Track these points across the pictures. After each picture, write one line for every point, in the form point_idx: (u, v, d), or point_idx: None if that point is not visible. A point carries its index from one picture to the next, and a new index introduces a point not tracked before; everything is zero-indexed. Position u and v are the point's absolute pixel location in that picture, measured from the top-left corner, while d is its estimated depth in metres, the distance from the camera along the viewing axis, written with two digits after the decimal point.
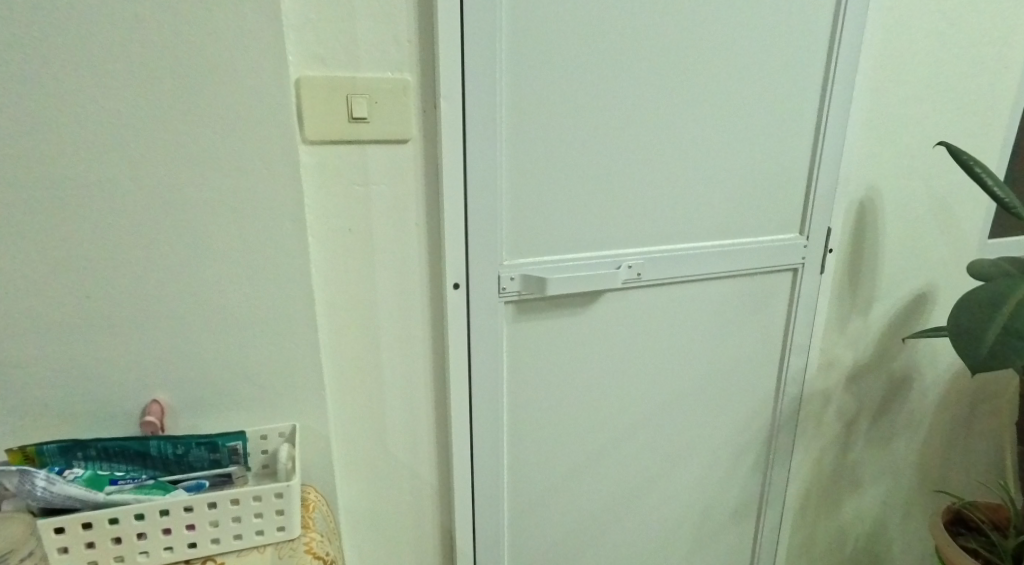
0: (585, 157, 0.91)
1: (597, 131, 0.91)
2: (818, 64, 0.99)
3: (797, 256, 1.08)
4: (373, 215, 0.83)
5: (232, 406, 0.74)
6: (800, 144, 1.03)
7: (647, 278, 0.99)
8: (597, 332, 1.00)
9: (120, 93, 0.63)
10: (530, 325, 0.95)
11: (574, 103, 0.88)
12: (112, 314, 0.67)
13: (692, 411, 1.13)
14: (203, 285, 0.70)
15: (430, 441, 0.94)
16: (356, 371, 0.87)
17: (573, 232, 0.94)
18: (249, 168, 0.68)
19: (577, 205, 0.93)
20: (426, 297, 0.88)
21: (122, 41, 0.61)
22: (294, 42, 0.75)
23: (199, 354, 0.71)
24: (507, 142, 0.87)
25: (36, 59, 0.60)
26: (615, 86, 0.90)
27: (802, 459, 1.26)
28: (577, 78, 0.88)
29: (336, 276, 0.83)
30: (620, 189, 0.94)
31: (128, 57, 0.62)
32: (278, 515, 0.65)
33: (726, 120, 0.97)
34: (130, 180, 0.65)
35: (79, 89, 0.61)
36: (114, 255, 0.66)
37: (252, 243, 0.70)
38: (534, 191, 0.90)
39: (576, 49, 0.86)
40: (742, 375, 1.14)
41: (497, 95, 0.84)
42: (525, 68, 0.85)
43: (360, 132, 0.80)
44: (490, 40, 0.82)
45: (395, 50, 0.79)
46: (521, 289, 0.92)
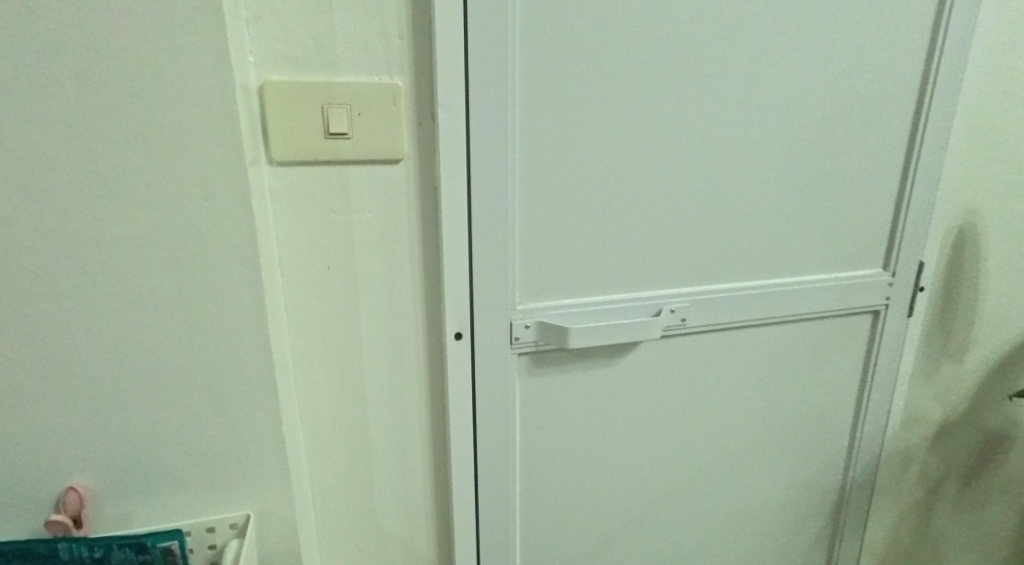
0: (619, 178, 0.75)
1: (634, 147, 0.74)
2: (914, 61, 0.80)
3: (879, 296, 0.89)
4: (356, 250, 0.68)
5: (170, 492, 0.59)
6: (887, 161, 0.84)
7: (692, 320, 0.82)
8: (629, 388, 0.83)
9: (18, 104, 0.49)
10: (550, 379, 0.79)
11: (606, 113, 0.72)
12: (14, 382, 0.53)
13: (744, 476, 0.94)
14: (133, 343, 0.56)
15: (428, 517, 0.79)
16: (335, 436, 0.72)
17: (602, 270, 0.77)
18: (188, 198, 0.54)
19: (608, 235, 0.76)
20: (421, 347, 0.73)
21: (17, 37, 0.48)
22: (255, 40, 0.60)
23: (128, 430, 0.57)
24: (522, 161, 0.71)
25: None
26: (657, 91, 0.73)
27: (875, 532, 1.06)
28: (610, 83, 0.71)
29: (311, 325, 0.68)
30: (662, 216, 0.77)
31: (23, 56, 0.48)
32: None
33: (795, 131, 0.78)
34: (33, 214, 0.51)
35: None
36: (16, 307, 0.52)
37: (192, 292, 0.56)
38: (555, 221, 0.74)
39: (609, 47, 0.70)
40: (806, 434, 0.96)
41: (509, 104, 0.68)
42: (545, 70, 0.69)
43: (338, 149, 0.65)
44: (501, 36, 0.66)
45: (382, 48, 0.64)
46: (536, 339, 0.76)
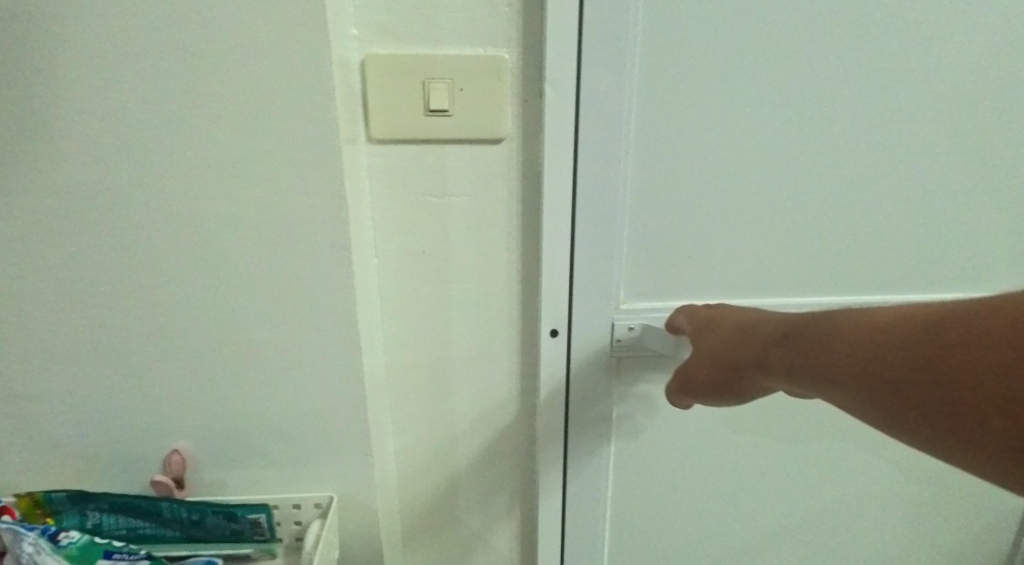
0: (748, 166, 0.65)
1: (771, 132, 0.64)
2: None
3: None
4: (452, 235, 0.65)
5: (261, 464, 0.61)
6: None
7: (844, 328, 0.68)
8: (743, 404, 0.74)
9: (126, 85, 0.50)
10: (654, 386, 0.72)
11: (738, 91, 0.62)
12: (126, 349, 0.57)
13: (886, 523, 0.81)
14: (228, 323, 0.56)
15: (511, 510, 0.77)
16: (421, 421, 0.71)
17: (720, 269, 0.69)
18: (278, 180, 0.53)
19: (734, 233, 0.67)
20: (514, 340, 0.69)
21: (124, 16, 0.48)
22: (358, 10, 0.57)
23: (224, 403, 0.59)
24: (638, 147, 0.64)
25: (29, 41, 0.48)
26: (804, 66, 0.62)
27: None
28: (745, 54, 0.61)
29: (402, 310, 0.67)
30: (810, 216, 0.67)
31: (129, 36, 0.48)
32: None
33: (990, 121, 0.65)
34: (140, 192, 0.52)
35: (77, 81, 0.49)
36: (127, 280, 0.55)
37: (282, 275, 0.55)
38: (674, 215, 0.66)
39: (747, 13, 0.60)
40: (971, 485, 0.80)
41: (626, 79, 0.61)
42: (676, 44, 0.61)
43: (438, 127, 0.60)
44: (623, 7, 0.59)
45: (489, 18, 0.58)
46: (639, 344, 0.69)
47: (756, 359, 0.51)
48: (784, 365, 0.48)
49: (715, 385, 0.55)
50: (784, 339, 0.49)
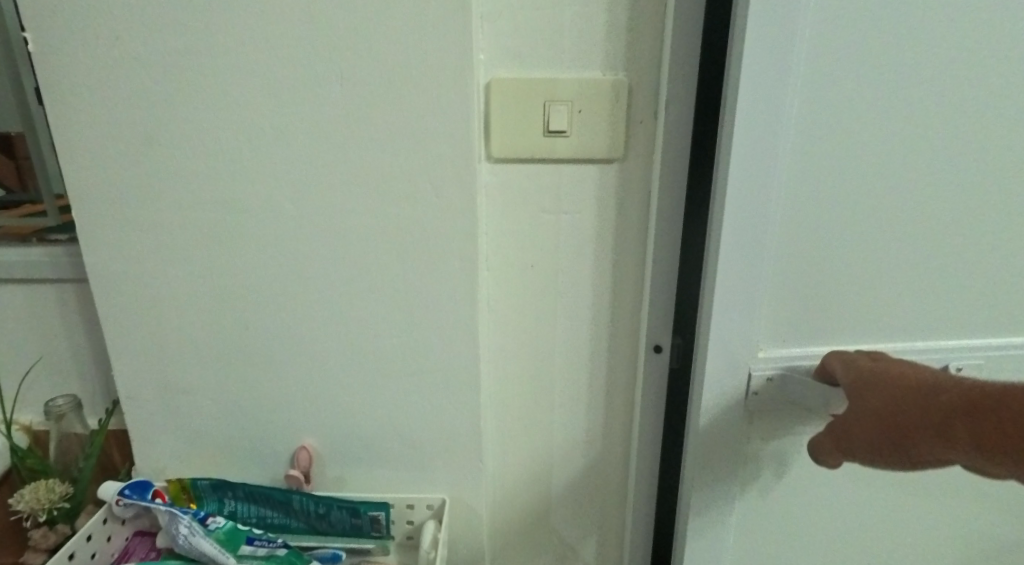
0: (901, 209, 0.60)
1: (926, 175, 0.59)
2: None
3: None
4: (562, 250, 0.67)
5: (380, 462, 0.65)
6: None
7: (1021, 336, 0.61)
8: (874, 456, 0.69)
9: (288, 110, 0.55)
10: (779, 432, 0.70)
11: (897, 132, 0.58)
12: (268, 347, 0.62)
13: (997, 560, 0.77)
14: (364, 323, 0.61)
15: (604, 520, 0.78)
16: (524, 430, 0.73)
17: (860, 310, 0.64)
18: (418, 192, 0.57)
19: (879, 279, 0.63)
20: (616, 354, 0.71)
21: (295, 46, 0.54)
22: (489, 37, 0.60)
23: (351, 402, 0.64)
24: (786, 189, 0.60)
25: (208, 71, 0.54)
26: (969, 103, 0.57)
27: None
28: (909, 92, 0.57)
29: (512, 323, 0.69)
30: (963, 263, 0.62)
31: (295, 62, 0.54)
32: None
33: None
34: (291, 205, 0.58)
35: (248, 102, 0.55)
36: (273, 286, 0.60)
37: (412, 283, 0.60)
38: (819, 261, 0.62)
39: (916, 46, 0.55)
40: None
41: (783, 118, 0.57)
42: (839, 81, 0.56)
43: (555, 147, 0.63)
44: (786, 42, 0.54)
45: (612, 42, 0.60)
46: (776, 394, 0.66)
47: (930, 423, 0.50)
48: (973, 443, 0.47)
49: (879, 452, 0.53)
50: (972, 411, 0.48)
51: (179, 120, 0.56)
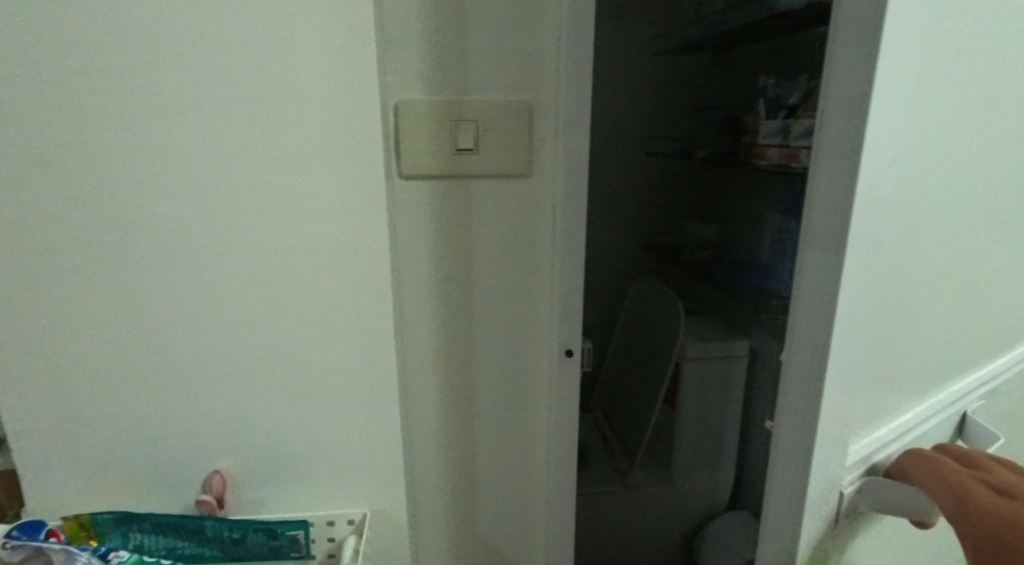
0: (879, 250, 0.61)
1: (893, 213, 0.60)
2: None
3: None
4: (475, 262, 0.70)
5: (299, 480, 0.66)
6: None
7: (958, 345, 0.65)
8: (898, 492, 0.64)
9: (194, 128, 0.56)
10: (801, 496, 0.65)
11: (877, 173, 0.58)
12: (173, 369, 0.60)
13: None
14: (287, 340, 0.62)
15: (530, 529, 0.79)
16: (447, 443, 0.74)
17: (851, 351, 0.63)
18: (342, 205, 0.60)
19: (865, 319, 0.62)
20: (532, 360, 0.73)
21: (212, 68, 0.55)
22: (399, 60, 0.64)
23: (267, 419, 0.63)
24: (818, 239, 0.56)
25: (109, 90, 0.54)
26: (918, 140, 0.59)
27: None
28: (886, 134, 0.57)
29: (431, 337, 0.71)
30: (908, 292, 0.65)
31: (214, 84, 0.56)
32: None
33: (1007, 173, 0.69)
34: (198, 223, 0.58)
35: (160, 122, 0.55)
36: (179, 305, 0.59)
37: (327, 294, 0.63)
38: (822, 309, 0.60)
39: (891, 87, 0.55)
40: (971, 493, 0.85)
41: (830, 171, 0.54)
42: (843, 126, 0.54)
43: (465, 164, 0.66)
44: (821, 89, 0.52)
45: (514, 66, 0.65)
46: None
47: None
48: None
49: None
50: None
51: (75, 140, 0.55)
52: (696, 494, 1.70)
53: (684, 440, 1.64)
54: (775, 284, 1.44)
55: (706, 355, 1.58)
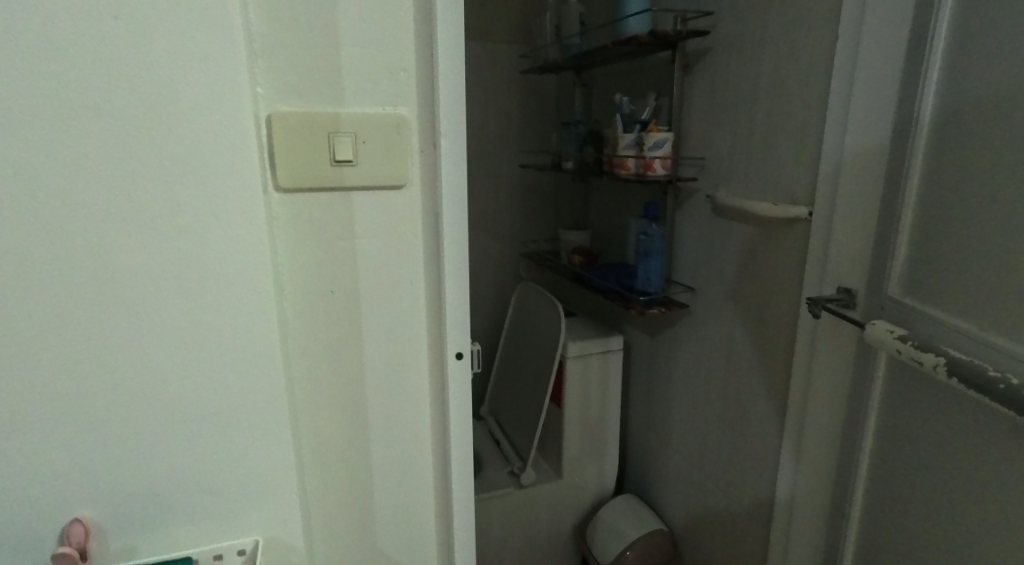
0: None
1: None
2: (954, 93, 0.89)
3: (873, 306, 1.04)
4: (361, 274, 0.70)
5: (179, 513, 0.64)
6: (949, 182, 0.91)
7: (925, 364, 0.88)
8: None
9: (48, 147, 0.56)
10: None
11: None
12: (28, 397, 0.58)
13: None
14: (160, 355, 0.61)
15: (432, 535, 0.80)
16: (340, 458, 0.74)
17: None
18: (220, 215, 0.60)
19: None
20: (427, 369, 0.74)
21: (63, 85, 0.55)
22: (266, 73, 0.62)
23: (138, 446, 0.61)
24: None
25: None
26: None
27: (897, 559, 1.03)
28: None
29: (318, 349, 0.70)
30: None
31: (82, 107, 0.56)
32: None
33: None
34: (54, 242, 0.57)
35: (32, 145, 0.55)
36: (35, 330, 0.57)
37: (200, 311, 0.61)
38: None
39: None
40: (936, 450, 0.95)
41: None
42: None
43: (345, 176, 0.66)
44: None
45: (389, 80, 0.66)
46: None
47: None
48: None
49: None
50: None
51: None
52: (586, 486, 1.78)
53: (571, 437, 1.71)
54: (641, 284, 1.55)
55: (585, 354, 1.67)
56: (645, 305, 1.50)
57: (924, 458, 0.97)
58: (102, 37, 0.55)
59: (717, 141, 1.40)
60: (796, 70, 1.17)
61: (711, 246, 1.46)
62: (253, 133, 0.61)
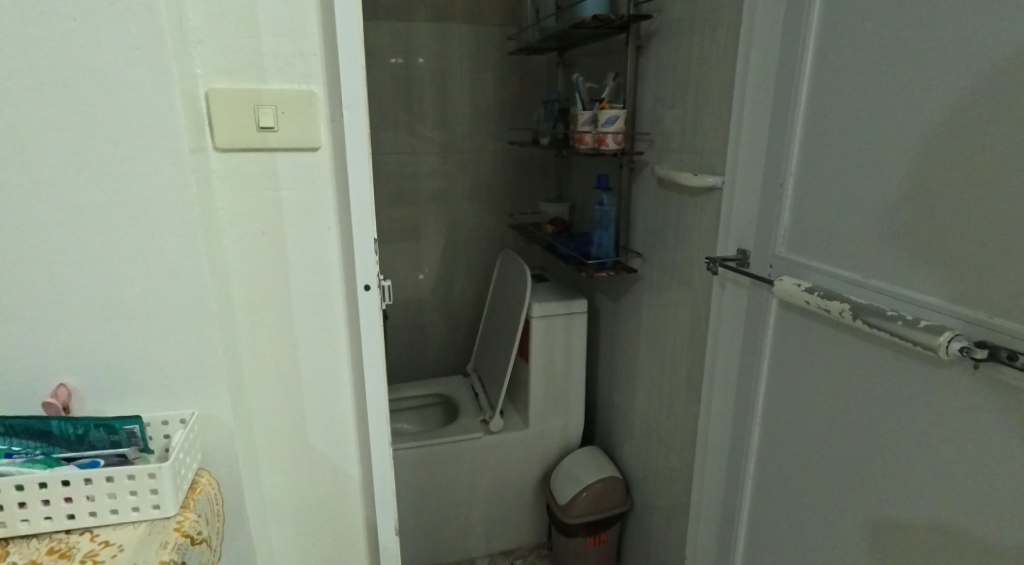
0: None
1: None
2: (830, 75, 1.03)
3: (766, 265, 1.20)
4: (284, 217, 0.89)
5: (137, 394, 0.83)
6: (827, 152, 1.04)
7: (834, 312, 1.01)
8: (911, 364, 0.92)
9: (35, 107, 0.73)
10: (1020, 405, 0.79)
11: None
12: (25, 300, 0.77)
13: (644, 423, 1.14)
14: (117, 270, 0.79)
15: (352, 437, 1.00)
16: (276, 367, 0.94)
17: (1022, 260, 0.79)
18: (158, 167, 0.77)
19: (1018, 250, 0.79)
20: (343, 297, 0.94)
21: (44, 59, 0.72)
22: (205, 58, 0.81)
23: (107, 340, 0.80)
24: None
25: None
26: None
27: (791, 485, 1.18)
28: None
29: (253, 277, 0.90)
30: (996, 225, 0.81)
31: (57, 77, 0.73)
32: (149, 478, 0.69)
33: (925, 133, 0.88)
34: (41, 181, 0.75)
35: (20, 105, 0.72)
36: (27, 247, 0.76)
37: (148, 239, 0.79)
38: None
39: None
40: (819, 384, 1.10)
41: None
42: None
43: (268, 139, 0.85)
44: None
45: (302, 64, 0.84)
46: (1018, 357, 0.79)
47: None
48: None
49: None
50: None
51: None
52: (553, 436, 1.95)
53: (536, 389, 1.89)
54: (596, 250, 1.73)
55: (549, 314, 1.84)
56: (596, 268, 1.67)
57: (803, 393, 1.14)
58: (71, 25, 0.72)
59: (662, 118, 1.53)
60: (716, 54, 1.31)
61: (656, 215, 1.60)
62: (178, 98, 0.76)
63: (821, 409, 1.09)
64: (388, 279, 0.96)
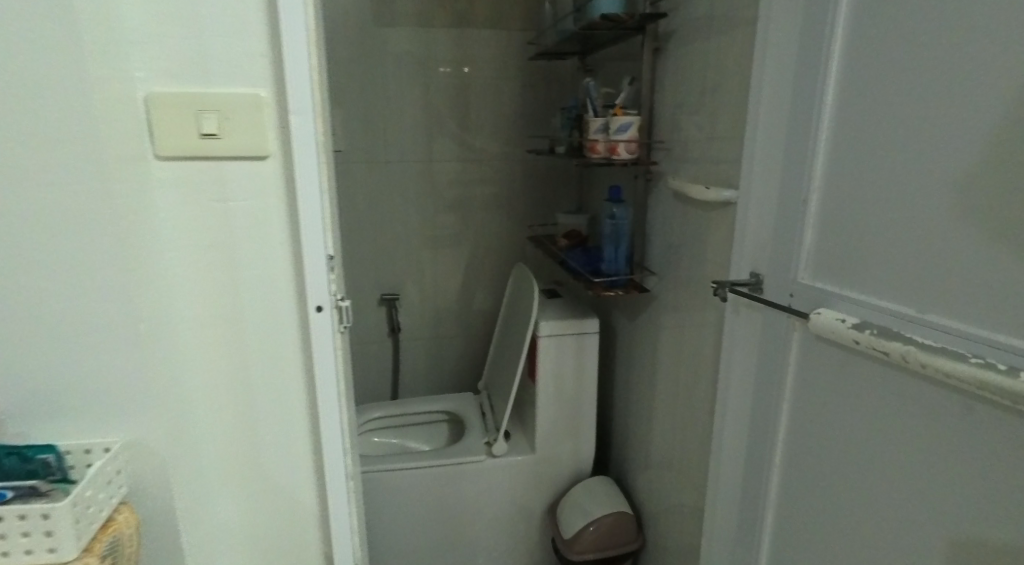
0: None
1: None
2: (851, 77, 0.88)
3: (785, 295, 1.03)
4: (234, 231, 0.82)
5: (62, 418, 0.79)
6: (847, 168, 0.89)
7: (895, 354, 0.80)
8: (944, 415, 0.79)
9: None
10: None
11: None
12: None
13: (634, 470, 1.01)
14: (39, 287, 0.75)
15: (309, 466, 0.93)
16: (225, 392, 0.87)
17: None
18: (82, 181, 0.73)
19: None
20: (297, 318, 0.87)
21: None
22: (144, 59, 0.75)
23: (31, 359, 0.77)
24: None
25: None
26: None
27: (804, 542, 1.04)
28: None
29: (202, 295, 0.83)
30: None
31: None
32: (42, 519, 0.63)
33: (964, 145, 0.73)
34: None
35: None
36: None
37: (72, 256, 0.75)
38: None
39: None
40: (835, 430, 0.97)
41: None
42: None
43: (212, 147, 0.79)
44: None
45: (249, 66, 0.78)
46: None
47: None
48: None
49: None
50: None
51: None
52: (561, 461, 1.85)
53: (544, 411, 1.79)
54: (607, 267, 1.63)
55: (561, 333, 1.75)
56: (605, 287, 1.57)
57: (818, 439, 1.00)
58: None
59: (678, 126, 1.42)
60: (735, 55, 1.19)
61: (672, 231, 1.48)
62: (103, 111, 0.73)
63: (840, 460, 0.96)
64: (347, 299, 0.89)
